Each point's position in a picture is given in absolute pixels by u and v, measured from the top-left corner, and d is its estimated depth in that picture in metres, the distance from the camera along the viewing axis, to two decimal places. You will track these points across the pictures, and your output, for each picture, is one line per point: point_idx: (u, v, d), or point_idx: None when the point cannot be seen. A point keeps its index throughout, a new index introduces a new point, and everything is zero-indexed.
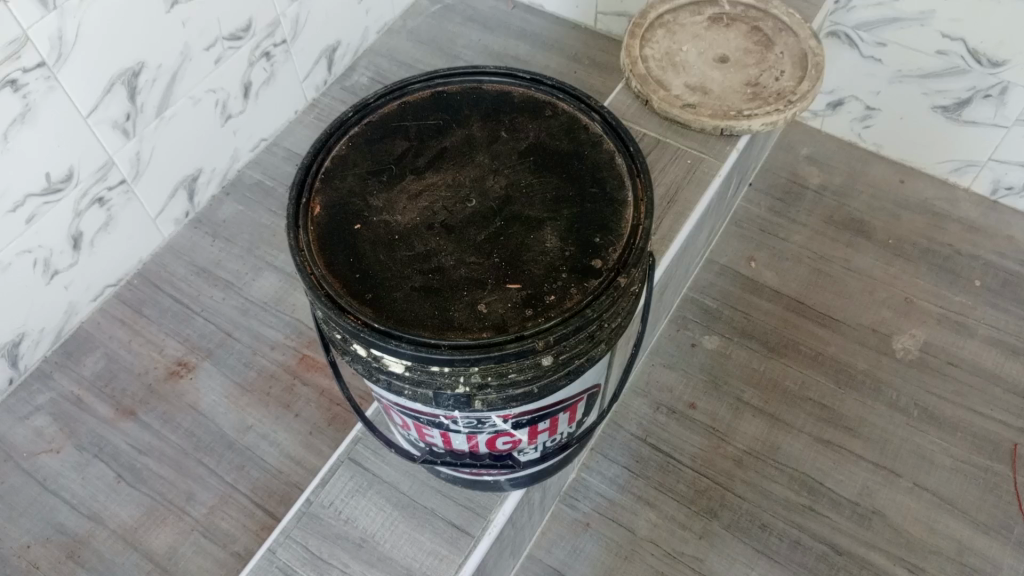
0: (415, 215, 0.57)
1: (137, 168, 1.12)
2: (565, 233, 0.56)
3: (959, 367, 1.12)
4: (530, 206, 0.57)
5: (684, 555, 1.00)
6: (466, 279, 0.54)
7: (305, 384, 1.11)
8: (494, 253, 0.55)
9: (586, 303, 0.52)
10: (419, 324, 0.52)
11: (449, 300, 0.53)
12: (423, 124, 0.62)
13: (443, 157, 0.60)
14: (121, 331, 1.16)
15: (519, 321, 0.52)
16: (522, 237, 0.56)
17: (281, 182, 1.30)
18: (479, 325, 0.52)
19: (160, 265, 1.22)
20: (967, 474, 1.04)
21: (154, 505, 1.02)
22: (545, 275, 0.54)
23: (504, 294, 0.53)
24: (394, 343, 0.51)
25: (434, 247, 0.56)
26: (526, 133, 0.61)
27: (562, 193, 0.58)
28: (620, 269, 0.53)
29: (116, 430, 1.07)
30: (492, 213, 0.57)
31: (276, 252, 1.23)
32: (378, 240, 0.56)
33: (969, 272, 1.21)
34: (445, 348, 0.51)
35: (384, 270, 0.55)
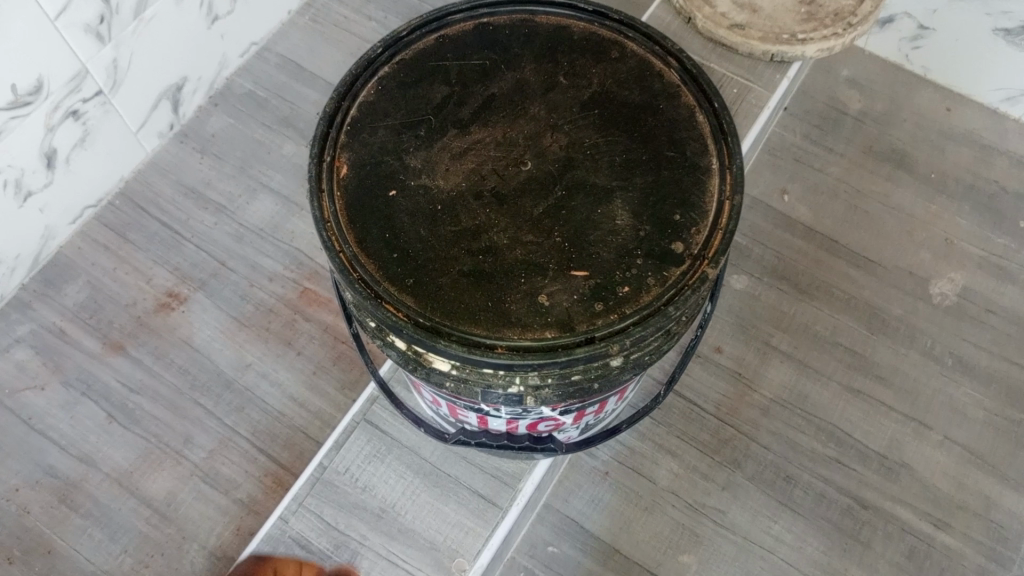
0: (461, 179, 0.50)
1: (114, 78, 1.00)
2: (639, 208, 0.49)
3: (998, 315, 1.07)
4: (594, 172, 0.50)
5: (705, 506, 0.97)
6: (521, 261, 0.47)
7: (307, 320, 1.03)
8: (554, 230, 0.48)
9: (664, 295, 0.45)
10: (468, 318, 0.45)
11: (500, 288, 0.46)
12: (466, 64, 0.55)
13: (490, 106, 0.53)
14: (104, 257, 1.07)
15: (587, 315, 0.45)
16: (588, 211, 0.49)
17: (275, 92, 1.18)
18: (540, 321, 0.45)
19: (145, 183, 1.12)
20: (1000, 428, 1.01)
21: (149, 448, 0.96)
22: (616, 260, 0.47)
23: (569, 283, 0.46)
24: (441, 344, 0.45)
25: (483, 221, 0.48)
26: (589, 79, 0.54)
27: (633, 157, 0.50)
28: (700, 254, 0.47)
29: (105, 366, 1.00)
30: (551, 179, 0.50)
31: (271, 171, 1.13)
32: (416, 210, 0.49)
33: (1014, 212, 1.14)
34: (508, 348, 0.44)
35: (423, 248, 0.48)
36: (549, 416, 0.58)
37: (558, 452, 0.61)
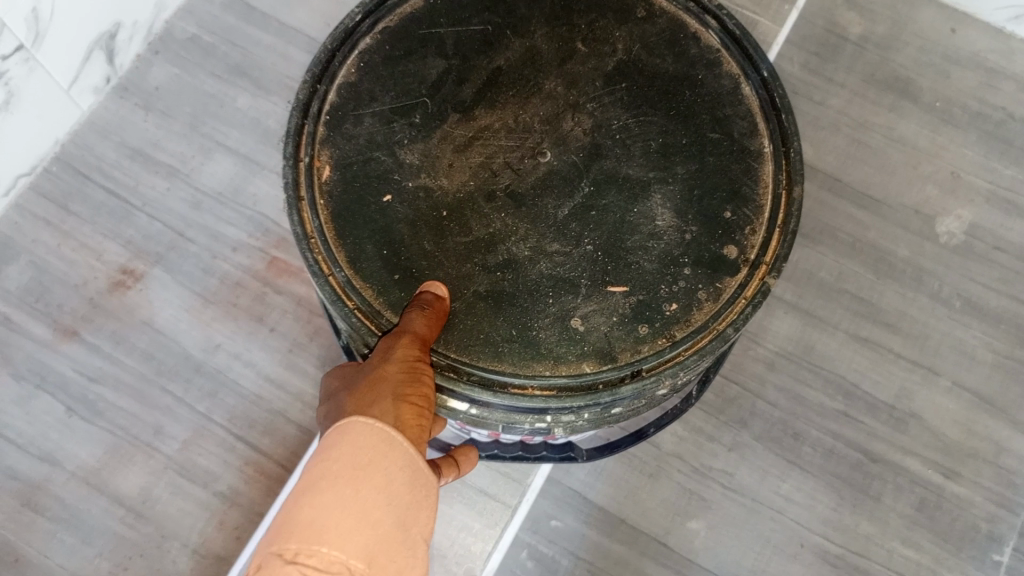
0: (476, 181, 0.65)
1: (36, 30, 0.88)
2: (678, 210, 0.64)
3: (1006, 252, 1.03)
4: (624, 169, 0.66)
5: (713, 470, 0.93)
6: (552, 275, 0.62)
7: (279, 293, 0.95)
8: (586, 242, 0.63)
9: (717, 317, 0.61)
10: (496, 351, 0.60)
11: (536, 305, 0.61)
12: (465, 32, 0.70)
13: (497, 81, 0.68)
14: (47, 232, 0.96)
15: (628, 335, 0.61)
16: (624, 213, 0.64)
17: (223, 36, 1.06)
18: (578, 346, 0.60)
19: (85, 146, 1.00)
20: (1009, 371, 0.98)
21: (117, 442, 0.88)
22: (658, 269, 0.62)
23: (609, 299, 0.61)
24: (466, 381, 0.60)
25: (504, 231, 0.63)
26: (614, 46, 0.70)
27: (668, 141, 0.67)
28: (762, 260, 0.63)
29: (59, 355, 0.91)
30: (577, 177, 0.65)
31: (226, 128, 1.02)
32: (413, 218, 0.63)
33: (1022, 139, 1.08)
34: (538, 394, 0.59)
35: (448, 272, 0.62)
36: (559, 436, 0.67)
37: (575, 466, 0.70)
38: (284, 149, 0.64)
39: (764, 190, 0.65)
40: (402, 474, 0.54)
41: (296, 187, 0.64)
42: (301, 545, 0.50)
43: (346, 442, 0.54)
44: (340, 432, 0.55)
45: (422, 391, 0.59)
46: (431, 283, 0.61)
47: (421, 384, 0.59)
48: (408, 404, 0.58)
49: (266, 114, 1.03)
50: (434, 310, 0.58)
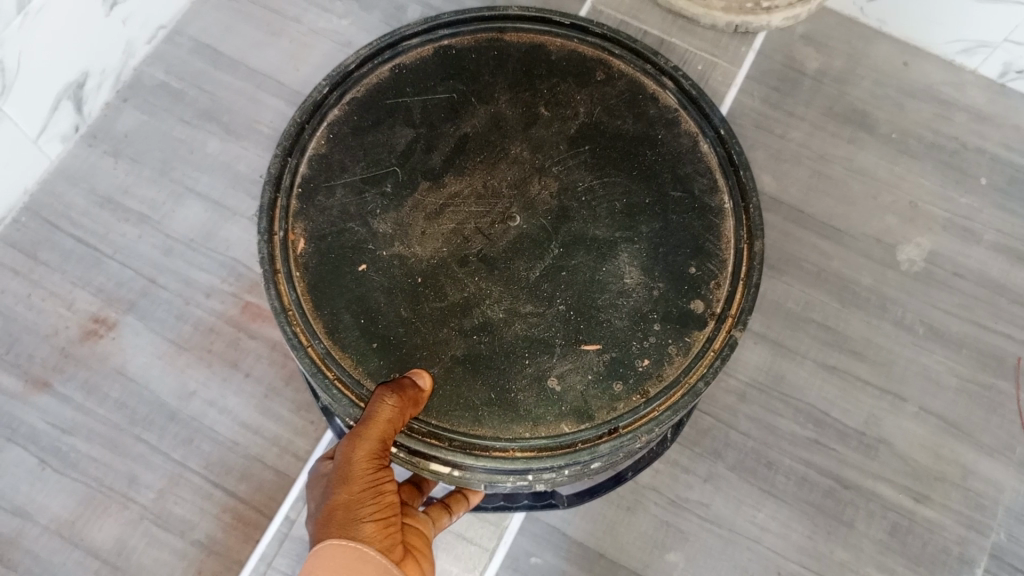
0: (449, 248, 0.71)
1: (4, 82, 0.88)
2: (643, 270, 0.71)
3: (965, 278, 1.06)
4: (590, 232, 0.73)
5: (689, 501, 0.94)
6: (528, 336, 0.68)
7: (253, 338, 0.95)
8: (558, 302, 0.70)
9: (689, 372, 0.67)
10: (474, 412, 0.66)
11: (514, 367, 0.67)
12: (431, 101, 0.78)
13: (464, 149, 0.76)
14: (16, 282, 0.96)
15: (603, 392, 0.67)
16: (592, 273, 0.71)
17: (192, 82, 1.07)
18: (556, 405, 0.66)
19: (54, 195, 1.00)
20: (972, 395, 1.00)
21: (90, 494, 0.87)
22: (628, 326, 0.69)
23: (584, 357, 0.68)
24: (445, 446, 0.65)
25: (478, 295, 0.70)
26: (574, 111, 0.78)
27: (631, 204, 0.74)
28: (729, 312, 0.69)
29: (29, 406, 0.90)
30: (547, 241, 0.72)
31: (197, 173, 1.02)
32: (389, 286, 0.70)
33: (976, 168, 1.12)
34: (519, 457, 0.64)
35: (425, 337, 0.68)
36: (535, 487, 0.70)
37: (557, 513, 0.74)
38: (260, 224, 0.71)
39: (726, 246, 0.72)
40: None
41: (272, 259, 0.70)
42: None
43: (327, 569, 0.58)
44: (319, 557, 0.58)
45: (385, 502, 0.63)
46: (417, 374, 0.65)
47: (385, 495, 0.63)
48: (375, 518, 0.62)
49: (236, 158, 1.04)
50: (406, 399, 0.62)
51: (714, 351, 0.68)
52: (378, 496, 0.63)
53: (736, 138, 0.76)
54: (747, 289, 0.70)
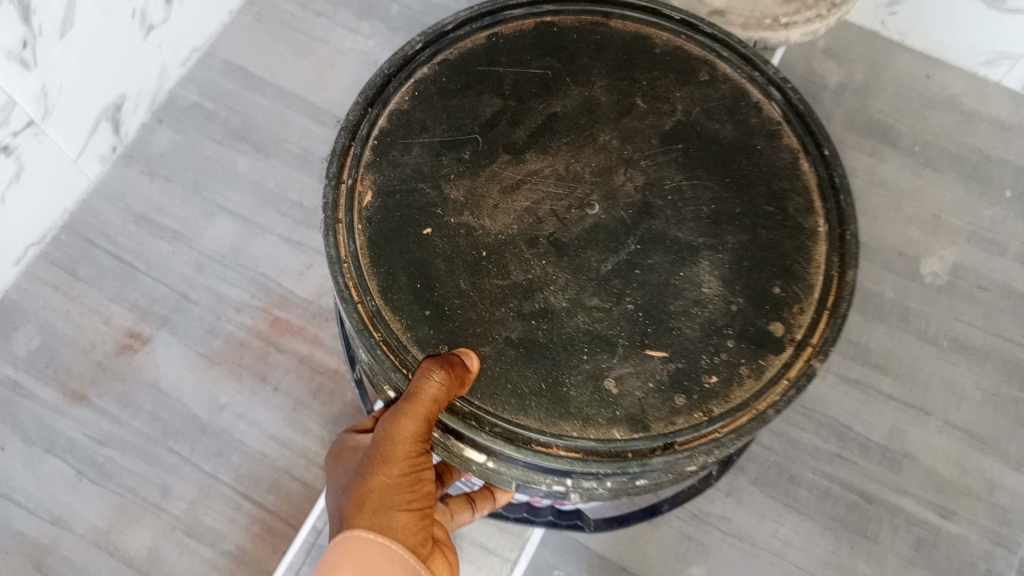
0: (521, 225, 0.60)
1: (46, 105, 0.92)
2: (723, 273, 0.59)
3: (989, 290, 1.06)
4: (671, 230, 0.61)
5: (710, 514, 0.95)
6: (587, 330, 0.56)
7: (282, 351, 0.98)
8: (627, 300, 0.58)
9: (759, 397, 0.55)
10: (520, 400, 0.54)
11: (569, 360, 0.55)
12: (525, 73, 0.66)
13: (551, 124, 0.64)
14: (55, 298, 0.99)
15: (664, 405, 0.55)
16: (668, 274, 0.59)
17: (224, 102, 1.10)
18: (609, 409, 0.54)
19: (91, 213, 1.04)
20: (998, 407, 1.00)
21: (124, 503, 0.90)
22: (702, 336, 0.57)
23: (647, 363, 0.56)
24: (487, 433, 0.53)
25: (542, 279, 0.58)
26: (673, 105, 0.66)
27: (723, 202, 0.62)
28: (812, 343, 0.57)
29: (67, 417, 0.93)
30: (623, 233, 0.60)
31: (227, 191, 1.05)
32: (451, 255, 0.59)
33: (999, 180, 1.12)
34: (563, 457, 0.53)
35: (479, 314, 0.57)
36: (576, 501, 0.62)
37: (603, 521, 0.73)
38: (329, 167, 0.62)
39: (817, 271, 0.60)
40: None
41: (335, 208, 0.60)
42: None
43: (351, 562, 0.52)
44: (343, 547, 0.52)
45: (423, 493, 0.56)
46: (464, 352, 0.54)
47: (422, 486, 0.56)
48: (409, 512, 0.55)
49: (266, 176, 1.07)
50: (455, 381, 0.51)
51: (787, 383, 0.56)
52: (415, 483, 0.56)
53: (841, 161, 0.63)
54: (836, 314, 0.58)
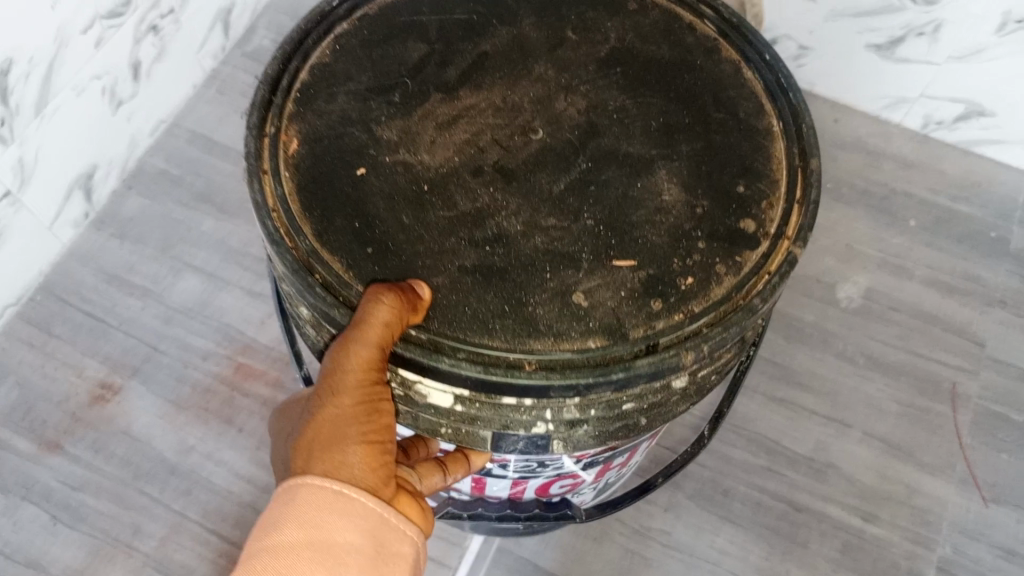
0: (462, 157, 0.59)
1: (23, 176, 1.01)
2: (683, 181, 0.59)
3: (900, 311, 1.15)
4: (623, 147, 0.61)
5: (651, 529, 1.01)
6: (547, 250, 0.56)
7: (246, 395, 1.04)
8: (585, 216, 0.57)
9: (741, 287, 0.55)
10: (484, 325, 0.53)
11: (532, 281, 0.55)
12: (453, 20, 0.67)
13: (484, 61, 0.65)
14: (31, 355, 1.06)
15: (640, 311, 0.54)
16: (627, 186, 0.59)
17: (189, 169, 1.20)
18: (580, 324, 0.53)
19: (65, 275, 1.11)
20: (912, 418, 1.08)
21: (97, 544, 0.95)
22: (670, 241, 0.57)
23: (615, 275, 0.55)
24: (451, 358, 0.52)
25: (493, 206, 0.57)
26: (604, 35, 0.67)
27: (670, 118, 0.62)
28: (785, 235, 0.57)
29: (43, 466, 0.99)
30: (573, 153, 0.60)
31: (193, 249, 1.14)
32: (390, 192, 0.58)
33: (905, 212, 1.22)
34: (538, 371, 0.52)
35: (430, 245, 0.56)
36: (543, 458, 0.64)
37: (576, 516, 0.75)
38: (248, 119, 0.59)
39: (777, 166, 0.60)
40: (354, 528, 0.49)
41: (258, 157, 0.58)
42: None
43: (292, 516, 0.49)
44: (283, 493, 0.50)
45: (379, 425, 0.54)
46: (416, 284, 0.53)
47: (379, 418, 0.54)
48: (366, 446, 0.53)
49: (229, 234, 1.15)
50: (402, 308, 0.50)
51: (767, 270, 0.56)
52: (371, 415, 0.53)
53: (783, 62, 0.65)
54: (803, 206, 0.58)
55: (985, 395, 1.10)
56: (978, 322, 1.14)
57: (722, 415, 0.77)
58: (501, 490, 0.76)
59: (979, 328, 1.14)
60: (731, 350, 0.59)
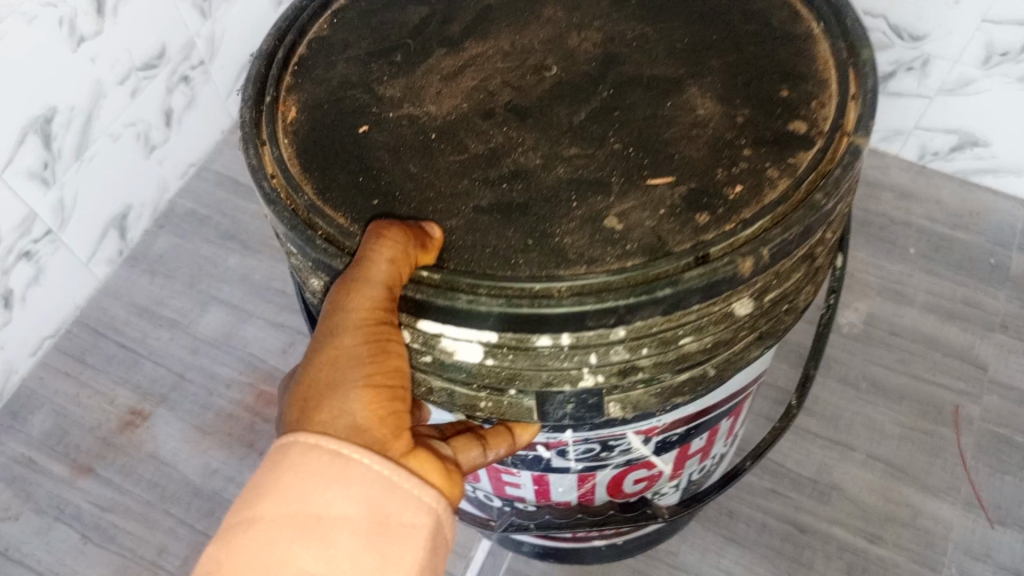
0: (471, 103, 0.57)
1: (62, 217, 1.08)
2: (719, 99, 0.56)
3: (901, 336, 1.18)
4: (648, 73, 0.58)
5: (657, 550, 1.04)
6: (573, 178, 0.52)
7: (266, 420, 1.09)
8: (613, 140, 0.54)
9: (800, 183, 0.51)
10: (509, 259, 0.49)
11: (556, 212, 0.51)
12: None
13: (488, 16, 0.63)
14: (66, 384, 1.12)
15: (685, 227, 0.50)
16: (654, 109, 0.56)
17: (217, 208, 1.27)
18: (613, 248, 0.49)
19: (99, 309, 1.18)
20: (915, 440, 1.10)
21: (123, 563, 1.00)
22: (710, 156, 0.53)
23: (652, 193, 0.52)
24: (475, 292, 0.48)
25: (509, 143, 0.55)
26: None
27: (702, 40, 0.60)
28: (841, 128, 0.53)
29: (76, 489, 1.05)
30: (593, 84, 0.58)
31: (219, 284, 1.20)
32: (395, 145, 0.56)
33: (904, 241, 1.26)
34: (569, 298, 0.47)
35: (441, 190, 0.53)
36: (604, 436, 0.63)
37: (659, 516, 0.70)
38: (244, 93, 0.59)
39: (823, 68, 0.57)
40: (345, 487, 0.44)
41: (256, 126, 0.57)
42: None
43: (273, 481, 0.45)
44: (267, 464, 0.46)
45: (389, 370, 0.49)
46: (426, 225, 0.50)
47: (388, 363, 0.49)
48: (371, 393, 0.48)
49: (253, 269, 1.21)
50: (404, 245, 0.47)
51: (825, 164, 0.52)
52: (379, 358, 0.49)
53: None
54: (857, 99, 0.55)
55: (989, 417, 1.11)
56: (979, 346, 1.16)
57: (810, 381, 0.73)
58: (568, 493, 0.73)
59: (980, 351, 1.16)
60: (800, 269, 0.53)
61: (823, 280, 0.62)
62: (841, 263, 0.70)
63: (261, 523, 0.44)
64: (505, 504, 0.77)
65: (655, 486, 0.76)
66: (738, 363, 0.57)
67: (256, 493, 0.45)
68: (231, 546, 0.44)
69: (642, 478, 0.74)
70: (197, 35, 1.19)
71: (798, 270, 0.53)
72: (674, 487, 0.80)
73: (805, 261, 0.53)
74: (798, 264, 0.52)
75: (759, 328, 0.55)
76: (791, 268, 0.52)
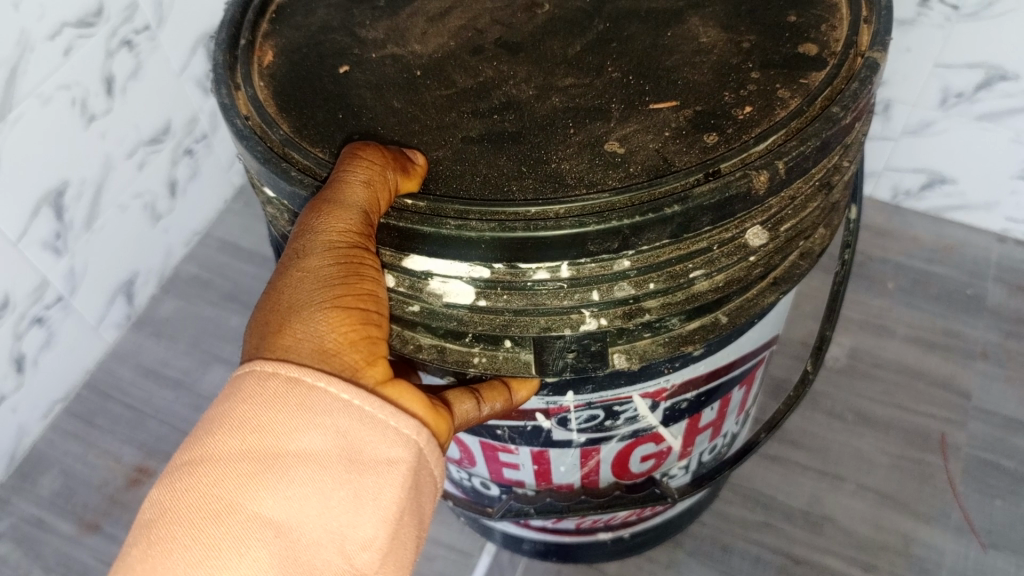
0: (458, 41, 0.62)
1: (72, 283, 1.14)
2: (721, 26, 0.60)
3: (884, 367, 1.21)
4: (644, 8, 0.63)
5: None
6: (569, 106, 0.56)
7: None
8: (611, 70, 0.58)
9: (814, 99, 0.54)
10: (506, 183, 0.53)
11: (552, 139, 0.54)
12: None
13: None
14: (75, 446, 1.16)
15: (694, 146, 0.53)
16: (657, 40, 0.60)
17: (218, 272, 1.33)
18: (615, 170, 0.52)
19: (107, 372, 1.23)
20: (904, 468, 1.12)
21: None
22: (714, 78, 0.57)
23: (656, 116, 0.55)
24: (472, 217, 0.51)
25: (499, 78, 0.59)
26: None
27: None
28: (855, 48, 0.57)
29: (82, 546, 1.07)
30: (588, 19, 0.62)
31: (222, 343, 1.25)
32: (379, 82, 0.60)
33: (882, 276, 1.30)
34: (566, 215, 0.50)
35: (429, 123, 0.57)
36: (608, 401, 0.66)
37: (666, 497, 0.77)
38: (220, 34, 0.62)
39: None
40: (317, 400, 0.44)
41: (231, 68, 0.61)
42: (150, 544, 0.41)
43: (242, 394, 0.44)
44: (235, 380, 0.46)
45: (361, 292, 0.51)
46: (410, 155, 0.54)
47: (361, 285, 0.51)
48: (341, 312, 0.50)
49: None
50: (380, 172, 0.51)
51: (840, 82, 0.55)
52: (351, 280, 0.51)
53: None
54: (869, 23, 0.59)
55: (974, 444, 1.13)
56: (960, 373, 1.19)
57: (824, 345, 0.77)
58: (571, 474, 0.77)
59: (962, 379, 1.19)
60: (815, 199, 0.57)
61: (836, 226, 0.66)
62: (854, 217, 0.75)
63: (212, 461, 0.43)
64: (503, 487, 0.81)
65: (662, 465, 0.81)
66: (748, 309, 0.60)
67: (210, 427, 0.44)
68: (177, 486, 0.43)
69: (649, 456, 0.78)
70: (199, 109, 1.27)
71: (812, 200, 0.57)
72: (684, 469, 0.85)
73: (818, 192, 0.57)
74: (811, 191, 0.56)
75: (770, 262, 0.58)
76: (804, 194, 0.55)
